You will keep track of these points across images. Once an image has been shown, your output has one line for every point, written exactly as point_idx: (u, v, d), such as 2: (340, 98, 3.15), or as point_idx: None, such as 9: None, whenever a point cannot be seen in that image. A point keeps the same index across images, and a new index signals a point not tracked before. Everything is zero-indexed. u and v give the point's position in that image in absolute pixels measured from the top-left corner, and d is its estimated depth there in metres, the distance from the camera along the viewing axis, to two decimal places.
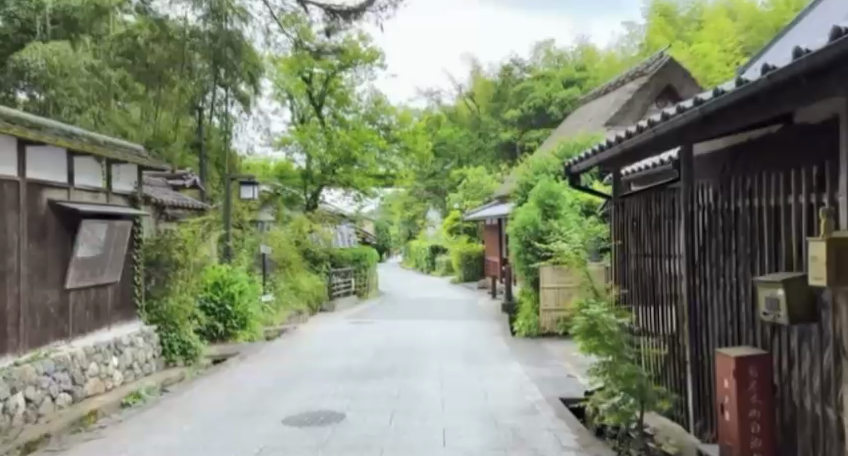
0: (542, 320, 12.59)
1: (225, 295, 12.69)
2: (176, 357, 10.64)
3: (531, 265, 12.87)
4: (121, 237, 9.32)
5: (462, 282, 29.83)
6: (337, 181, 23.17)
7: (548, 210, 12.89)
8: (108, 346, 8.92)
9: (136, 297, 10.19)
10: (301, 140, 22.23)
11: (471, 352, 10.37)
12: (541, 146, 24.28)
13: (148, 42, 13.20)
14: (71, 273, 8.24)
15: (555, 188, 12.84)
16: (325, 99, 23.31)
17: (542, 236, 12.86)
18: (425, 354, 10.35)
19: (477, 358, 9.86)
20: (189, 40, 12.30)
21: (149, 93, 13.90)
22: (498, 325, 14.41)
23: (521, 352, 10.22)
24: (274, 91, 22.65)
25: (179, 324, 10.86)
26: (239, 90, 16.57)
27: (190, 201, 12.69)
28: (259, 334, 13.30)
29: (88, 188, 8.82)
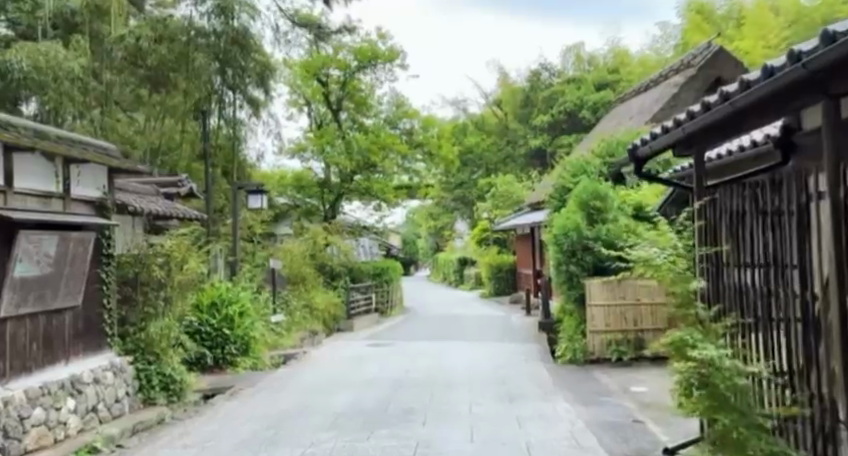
0: (589, 343, 10.72)
1: (222, 318, 11.01)
2: (155, 395, 8.89)
3: (575, 279, 11.08)
4: (78, 252, 7.65)
5: (492, 297, 27.97)
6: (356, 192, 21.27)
7: (593, 214, 11.04)
8: (61, 386, 7.28)
9: (106, 323, 8.54)
10: (319, 146, 20.47)
11: (506, 387, 8.52)
12: (578, 147, 22.30)
13: (152, 45, 13.97)
14: (7, 298, 6.58)
15: (601, 188, 11.02)
16: (344, 104, 21.41)
17: (589, 244, 11.00)
18: (450, 389, 8.51)
19: (516, 394, 7.99)
20: (194, 41, 13.76)
21: (154, 96, 14.89)
22: (536, 347, 12.55)
23: (568, 386, 8.35)
24: (291, 97, 21.34)
25: (161, 353, 9.16)
26: (247, 93, 15.06)
27: (181, 210, 11.07)
28: (266, 360, 11.52)
29: (36, 193, 7.21)
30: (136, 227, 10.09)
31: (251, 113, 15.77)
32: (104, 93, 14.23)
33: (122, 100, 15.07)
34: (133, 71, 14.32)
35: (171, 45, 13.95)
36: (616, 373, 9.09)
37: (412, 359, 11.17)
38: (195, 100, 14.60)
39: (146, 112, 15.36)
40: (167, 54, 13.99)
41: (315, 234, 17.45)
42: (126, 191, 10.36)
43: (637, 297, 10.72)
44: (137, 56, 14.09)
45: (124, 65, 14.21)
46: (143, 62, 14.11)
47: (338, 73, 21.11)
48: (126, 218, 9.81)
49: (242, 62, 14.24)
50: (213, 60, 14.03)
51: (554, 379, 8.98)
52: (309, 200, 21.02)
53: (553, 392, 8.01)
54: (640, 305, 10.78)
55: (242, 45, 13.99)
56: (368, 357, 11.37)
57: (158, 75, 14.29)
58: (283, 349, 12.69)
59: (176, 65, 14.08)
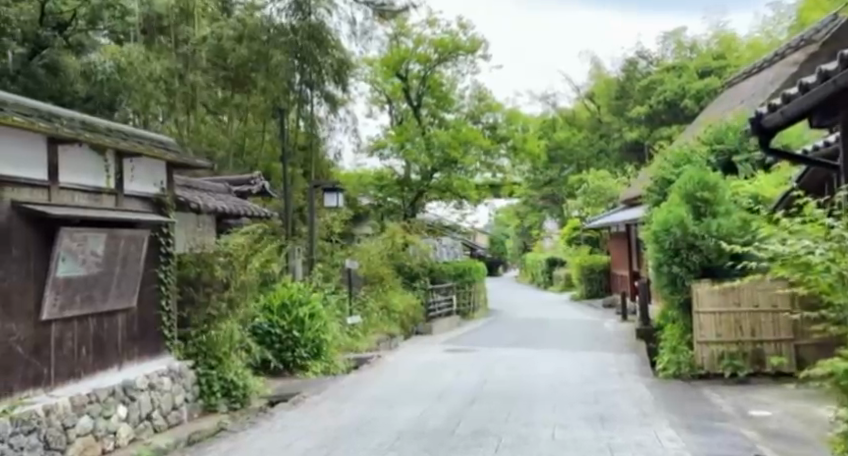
0: (697, 355, 9.57)
1: (293, 320, 9.67)
2: (217, 402, 8.16)
3: (679, 282, 9.90)
4: (130, 250, 7.16)
5: (584, 300, 26.64)
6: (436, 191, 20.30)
7: (701, 207, 9.85)
8: (112, 394, 6.78)
9: (164, 326, 7.92)
10: (399, 143, 19.79)
11: (600, 407, 7.48)
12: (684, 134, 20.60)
13: (233, 43, 13.64)
14: (49, 299, 6.22)
15: (710, 178, 9.88)
16: (425, 100, 20.70)
17: (694, 242, 9.74)
18: (534, 408, 7.56)
19: (610, 416, 7.01)
20: (275, 37, 13.14)
21: (235, 96, 14.60)
22: (633, 358, 11.37)
23: (674, 407, 7.23)
24: (372, 96, 20.82)
25: (223, 357, 8.35)
26: (326, 90, 14.17)
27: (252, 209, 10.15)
28: (343, 364, 10.13)
29: (84, 189, 6.78)
30: (201, 224, 9.33)
31: (329, 109, 14.66)
32: (189, 94, 13.69)
33: (208, 103, 14.38)
34: (215, 73, 14.08)
35: (251, 45, 13.44)
36: (730, 392, 7.88)
37: (494, 369, 10.19)
38: (271, 97, 13.66)
39: (232, 114, 14.84)
40: (245, 53, 13.52)
41: (394, 233, 16.32)
42: (192, 185, 9.51)
43: (756, 303, 9.49)
44: (220, 55, 13.78)
45: (209, 66, 13.92)
46: (226, 60, 13.84)
47: (418, 68, 20.48)
48: (188, 215, 9.04)
49: (320, 59, 13.42)
50: (292, 58, 13.28)
51: (657, 398, 7.83)
52: (390, 199, 20.23)
53: (657, 415, 6.91)
54: (759, 314, 9.50)
55: (320, 41, 13.25)
56: (447, 365, 10.42)
57: (239, 76, 14.05)
58: (358, 353, 11.10)
59: (256, 65, 13.51)
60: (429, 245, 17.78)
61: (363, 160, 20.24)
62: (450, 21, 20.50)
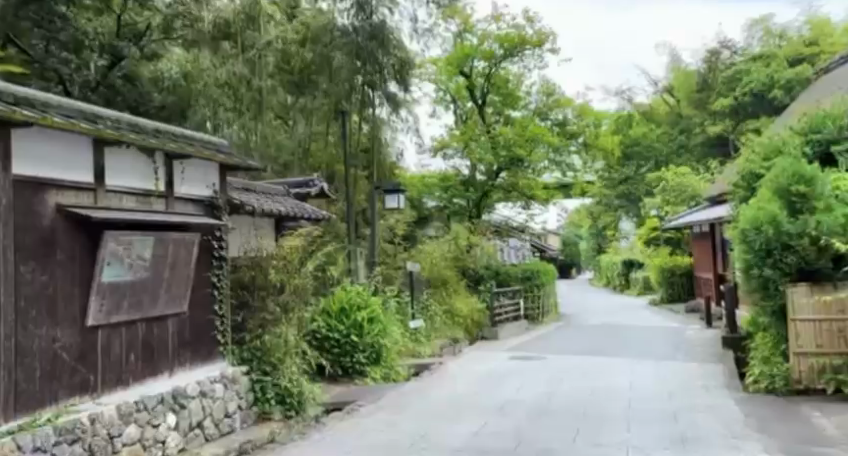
0: (794, 368, 8.86)
1: (352, 324, 9.24)
2: (272, 409, 7.80)
3: (772, 287, 9.09)
4: (180, 254, 6.94)
5: (663, 304, 25.44)
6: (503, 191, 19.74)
7: (796, 203, 9.03)
8: (161, 401, 6.59)
9: (218, 330, 7.57)
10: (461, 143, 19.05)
11: (679, 426, 6.80)
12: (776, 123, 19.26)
13: (298, 46, 13.27)
14: (95, 305, 6.09)
15: (806, 171, 9.00)
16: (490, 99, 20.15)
17: (790, 242, 8.93)
18: (605, 426, 6.95)
19: (692, 438, 6.35)
20: (337, 39, 12.23)
21: (301, 101, 13.77)
22: (720, 370, 10.50)
23: (768, 429, 6.50)
24: (436, 96, 20.49)
25: (279, 362, 7.89)
26: (389, 91, 12.91)
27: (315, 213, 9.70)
28: (403, 371, 9.65)
29: (132, 192, 6.62)
30: (258, 227, 8.82)
31: (391, 112, 13.36)
32: (257, 99, 13.04)
33: (275, 107, 13.62)
34: (281, 77, 13.52)
35: (316, 47, 12.56)
36: (833, 412, 7.06)
37: (566, 381, 9.52)
38: (334, 100, 12.63)
39: (304, 117, 13.96)
40: (311, 57, 12.72)
41: (458, 234, 15.84)
42: (250, 185, 8.98)
43: None
44: (287, 60, 13.37)
45: (275, 71, 13.38)
46: (291, 64, 13.42)
47: (483, 65, 19.96)
48: (244, 217, 8.54)
49: (382, 59, 12.38)
50: (354, 59, 12.22)
51: (747, 417, 7.07)
52: (457, 199, 19.50)
53: (747, 439, 6.19)
54: None
55: (382, 40, 12.26)
56: (517, 375, 9.82)
57: (304, 80, 13.55)
58: (419, 359, 10.64)
59: (319, 70, 12.59)
60: (494, 247, 17.22)
61: (426, 160, 19.89)
62: (516, 15, 19.88)
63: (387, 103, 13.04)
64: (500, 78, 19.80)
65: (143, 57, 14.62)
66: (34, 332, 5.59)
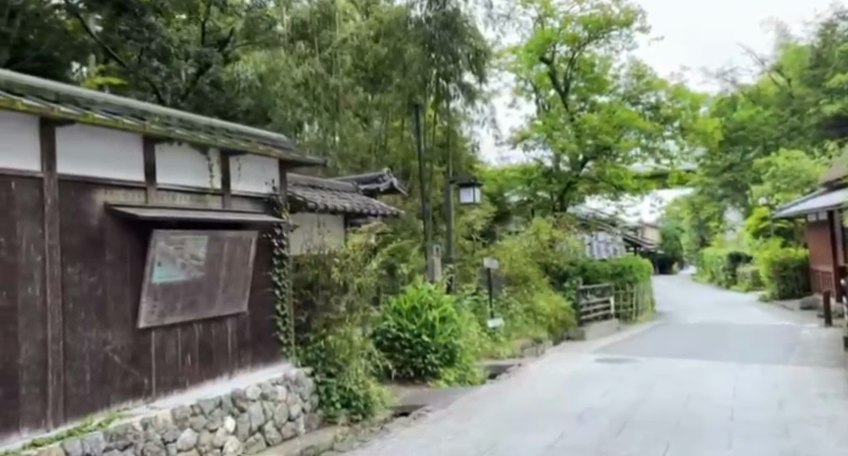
0: None
1: (423, 324, 8.86)
2: (337, 412, 7.44)
3: None
4: (236, 253, 6.70)
5: (775, 301, 23.59)
6: (592, 182, 18.75)
7: None
8: (219, 405, 6.37)
9: (280, 330, 7.29)
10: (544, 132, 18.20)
11: (787, 443, 5.94)
12: None
13: (372, 41, 12.67)
14: (146, 306, 5.95)
15: None
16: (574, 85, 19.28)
17: None
18: (698, 441, 6.19)
19: None
20: (409, 31, 11.88)
21: (375, 97, 12.93)
22: (839, 374, 9.34)
23: None
24: (517, 85, 19.81)
25: (344, 363, 7.57)
26: (464, 81, 12.21)
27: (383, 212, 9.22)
28: (479, 375, 9.26)
29: (186, 190, 6.44)
30: (323, 224, 8.51)
31: (465, 103, 12.58)
32: (334, 98, 12.65)
33: (351, 105, 12.97)
34: (356, 74, 12.97)
35: (389, 42, 12.19)
36: None
37: (659, 387, 8.71)
38: (408, 94, 12.07)
39: (380, 115, 13.08)
40: (384, 52, 12.29)
41: (539, 227, 14.79)
42: (316, 182, 8.70)
43: None
44: (362, 56, 12.78)
45: (351, 69, 12.95)
46: (365, 60, 12.80)
47: (565, 49, 19.14)
48: (308, 215, 8.25)
49: (456, 49, 11.78)
50: (427, 51, 11.76)
51: None
52: (541, 193, 18.84)
53: None
54: None
55: (456, 29, 11.69)
56: (604, 380, 9.08)
57: (378, 76, 12.77)
58: (497, 360, 10.20)
59: (392, 64, 12.23)
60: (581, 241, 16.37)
61: (506, 150, 19.26)
62: None
63: (462, 93, 12.30)
64: (584, 62, 18.89)
65: (226, 62, 15.09)
66: (83, 335, 5.49)
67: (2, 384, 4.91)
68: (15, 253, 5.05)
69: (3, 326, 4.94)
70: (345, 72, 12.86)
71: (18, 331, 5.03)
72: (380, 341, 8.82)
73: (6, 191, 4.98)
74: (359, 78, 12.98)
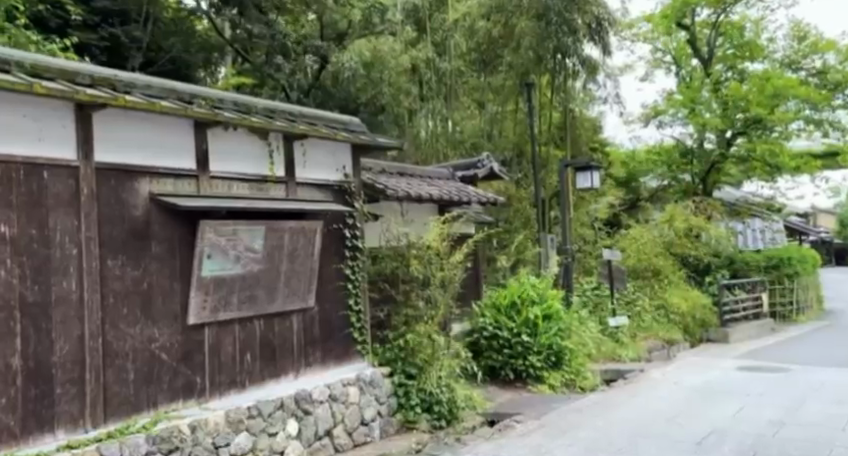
0: None
1: (523, 322, 8.13)
2: (417, 418, 6.75)
3: None
4: (299, 245, 6.24)
5: None
6: (744, 163, 16.88)
7: None
8: (280, 407, 5.88)
9: (353, 327, 6.73)
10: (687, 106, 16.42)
11: None
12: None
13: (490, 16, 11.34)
14: (197, 301, 5.60)
15: None
16: (719, 54, 17.30)
17: None
18: None
19: None
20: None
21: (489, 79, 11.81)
22: None
23: None
24: (653, 57, 18.16)
25: (425, 364, 6.85)
26: (585, 54, 11.14)
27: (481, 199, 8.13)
28: (594, 379, 8.31)
29: (244, 178, 6.03)
30: (409, 213, 7.84)
31: (586, 79, 11.50)
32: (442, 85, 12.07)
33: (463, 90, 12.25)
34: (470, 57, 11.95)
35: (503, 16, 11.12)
36: None
37: (811, 405, 7.20)
38: (521, 71, 11.17)
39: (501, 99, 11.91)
40: (498, 30, 11.27)
41: (673, 214, 13.35)
42: (407, 169, 8.01)
43: None
44: (473, 37, 11.68)
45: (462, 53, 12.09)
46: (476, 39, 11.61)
47: (708, 14, 17.27)
48: (391, 203, 7.63)
49: (574, 18, 10.69)
50: (541, 26, 10.71)
51: None
52: (682, 175, 17.26)
53: None
54: None
55: None
56: (743, 394, 7.70)
57: (492, 56, 11.64)
58: (618, 363, 9.18)
59: (507, 40, 11.28)
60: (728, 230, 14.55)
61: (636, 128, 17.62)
62: None
63: (582, 66, 11.25)
64: (731, 25, 16.97)
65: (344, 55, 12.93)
66: (126, 331, 5.22)
67: (34, 382, 4.73)
68: (47, 246, 4.85)
69: (35, 322, 4.76)
70: (457, 55, 12.04)
71: (50, 327, 4.83)
72: (476, 339, 8.21)
73: (37, 180, 4.82)
74: (471, 62, 12.01)
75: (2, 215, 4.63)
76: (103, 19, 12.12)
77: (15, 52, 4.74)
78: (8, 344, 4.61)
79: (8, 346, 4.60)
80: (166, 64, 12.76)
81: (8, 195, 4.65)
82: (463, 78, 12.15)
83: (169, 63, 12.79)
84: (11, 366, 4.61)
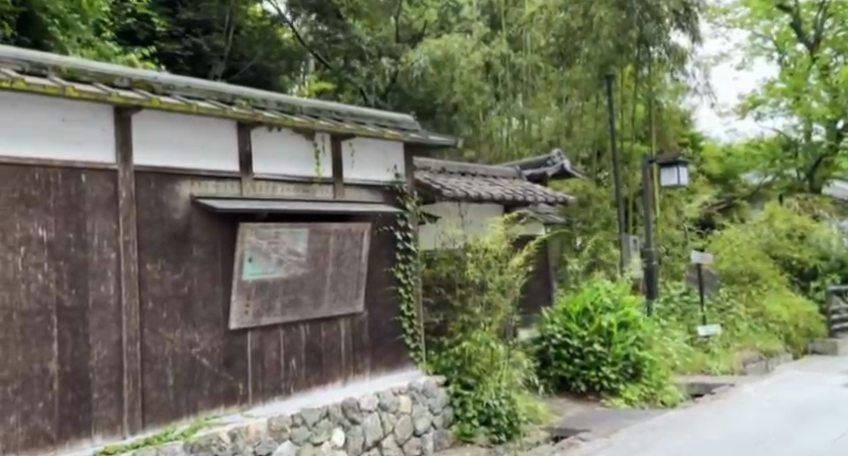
0: None
1: (596, 330, 7.66)
2: (474, 431, 6.38)
3: None
4: (346, 248, 6.06)
5: None
6: None
7: None
8: (325, 416, 5.67)
9: (406, 333, 6.46)
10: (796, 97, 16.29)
11: None
12: None
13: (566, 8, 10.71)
14: (238, 305, 5.48)
15: None
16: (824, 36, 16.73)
17: None
18: None
19: None
20: None
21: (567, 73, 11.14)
22: None
23: None
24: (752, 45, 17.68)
25: (482, 374, 6.51)
26: (670, 42, 10.41)
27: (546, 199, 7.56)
28: (677, 394, 7.71)
29: (288, 180, 5.89)
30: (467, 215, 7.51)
31: (675, 69, 10.74)
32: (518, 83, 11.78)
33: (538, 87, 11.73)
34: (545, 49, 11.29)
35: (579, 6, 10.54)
36: None
37: None
38: (602, 64, 10.55)
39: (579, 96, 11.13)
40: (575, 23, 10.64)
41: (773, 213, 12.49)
42: (469, 168, 7.65)
43: None
44: (550, 30, 11.03)
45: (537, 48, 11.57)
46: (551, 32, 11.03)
47: None
48: (448, 204, 7.33)
49: (657, 6, 10.01)
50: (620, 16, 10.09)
51: None
52: (788, 171, 17.18)
53: None
54: None
55: None
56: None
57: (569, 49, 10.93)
58: (709, 377, 8.43)
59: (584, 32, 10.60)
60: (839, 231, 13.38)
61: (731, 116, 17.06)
62: None
63: (667, 56, 10.54)
64: (841, 6, 16.24)
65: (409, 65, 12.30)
66: (165, 336, 5.16)
67: (71, 387, 4.69)
68: (85, 249, 4.82)
69: (72, 327, 4.73)
70: (534, 50, 11.56)
71: (87, 331, 4.80)
72: (545, 347, 7.79)
73: (76, 183, 4.80)
74: (550, 56, 11.33)
75: (39, 219, 4.62)
76: (187, 30, 12.28)
77: (51, 56, 4.73)
78: (45, 349, 4.59)
79: (44, 351, 4.58)
80: (249, 72, 12.51)
81: (45, 199, 4.65)
82: (540, 74, 11.66)
83: (251, 71, 12.52)
84: (47, 370, 4.59)
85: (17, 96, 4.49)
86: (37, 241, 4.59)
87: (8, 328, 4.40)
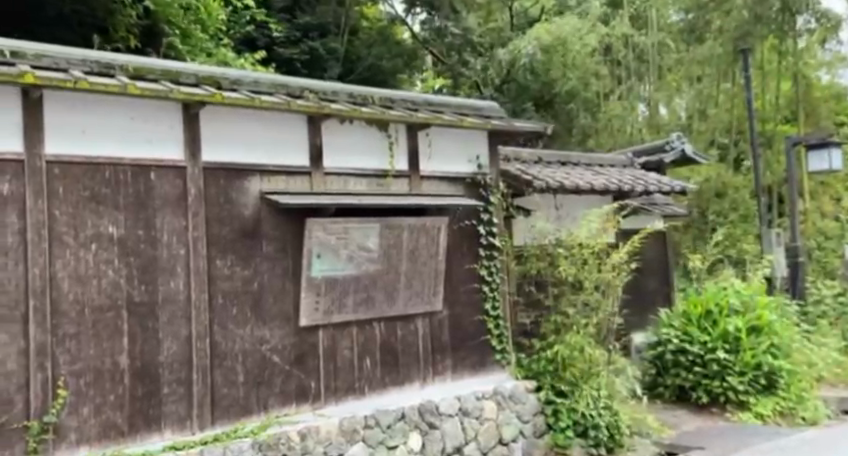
0: None
1: (721, 335, 6.83)
2: (569, 442, 5.91)
3: None
4: (421, 244, 5.90)
5: None
6: None
7: None
8: (401, 418, 5.38)
9: (491, 335, 6.32)
10: None
11: None
12: None
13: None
14: (308, 302, 5.38)
15: None
16: None
17: None
18: None
19: None
20: None
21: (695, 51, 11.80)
22: None
23: None
24: None
25: (579, 380, 6.01)
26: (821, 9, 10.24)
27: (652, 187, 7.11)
28: (820, 411, 6.77)
29: (361, 175, 5.75)
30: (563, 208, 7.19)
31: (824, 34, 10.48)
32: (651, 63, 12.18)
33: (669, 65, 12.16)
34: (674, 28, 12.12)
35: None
36: None
37: None
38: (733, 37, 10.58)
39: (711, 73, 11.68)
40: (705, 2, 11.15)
41: None
42: (565, 158, 7.30)
43: None
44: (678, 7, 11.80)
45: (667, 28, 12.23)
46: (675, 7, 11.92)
47: None
48: (538, 198, 7.02)
49: None
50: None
51: None
52: None
53: None
54: None
55: None
56: None
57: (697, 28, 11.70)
58: None
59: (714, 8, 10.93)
60: None
61: None
62: None
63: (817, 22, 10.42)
64: None
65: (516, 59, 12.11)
66: (235, 332, 5.06)
67: (141, 381, 4.65)
68: (154, 246, 4.77)
69: (142, 322, 4.69)
70: (660, 29, 12.14)
71: (157, 326, 4.74)
72: (662, 353, 7.09)
73: (144, 180, 4.74)
74: (679, 33, 12.06)
75: (110, 216, 4.60)
76: (304, 35, 12.24)
77: (117, 55, 4.73)
78: (116, 343, 4.56)
79: (115, 345, 4.56)
80: (365, 72, 12.31)
81: (115, 197, 4.62)
82: (671, 53, 12.22)
83: (367, 72, 12.34)
84: (118, 364, 4.56)
85: (86, 96, 4.51)
86: (107, 238, 4.57)
87: (80, 323, 4.42)
